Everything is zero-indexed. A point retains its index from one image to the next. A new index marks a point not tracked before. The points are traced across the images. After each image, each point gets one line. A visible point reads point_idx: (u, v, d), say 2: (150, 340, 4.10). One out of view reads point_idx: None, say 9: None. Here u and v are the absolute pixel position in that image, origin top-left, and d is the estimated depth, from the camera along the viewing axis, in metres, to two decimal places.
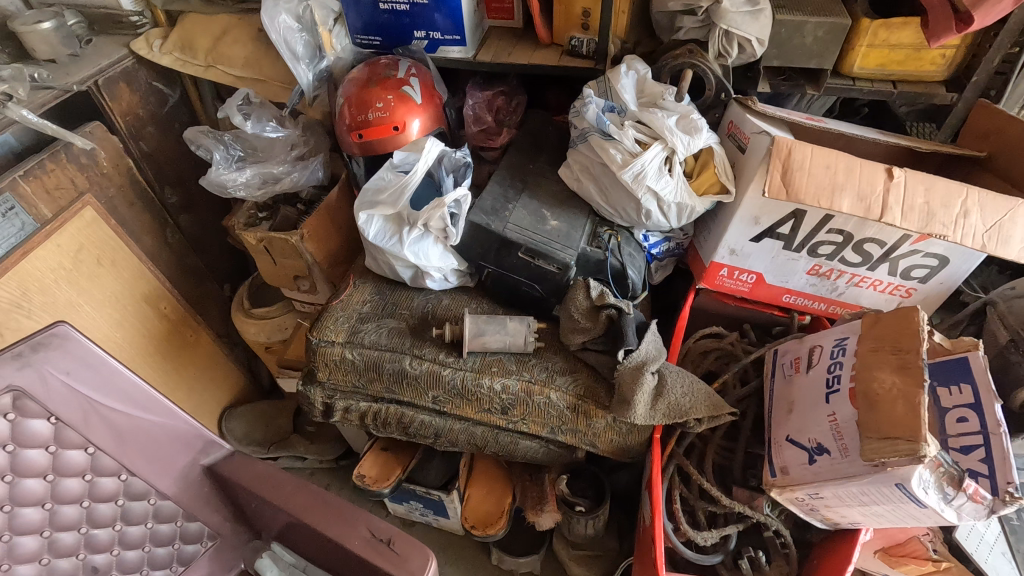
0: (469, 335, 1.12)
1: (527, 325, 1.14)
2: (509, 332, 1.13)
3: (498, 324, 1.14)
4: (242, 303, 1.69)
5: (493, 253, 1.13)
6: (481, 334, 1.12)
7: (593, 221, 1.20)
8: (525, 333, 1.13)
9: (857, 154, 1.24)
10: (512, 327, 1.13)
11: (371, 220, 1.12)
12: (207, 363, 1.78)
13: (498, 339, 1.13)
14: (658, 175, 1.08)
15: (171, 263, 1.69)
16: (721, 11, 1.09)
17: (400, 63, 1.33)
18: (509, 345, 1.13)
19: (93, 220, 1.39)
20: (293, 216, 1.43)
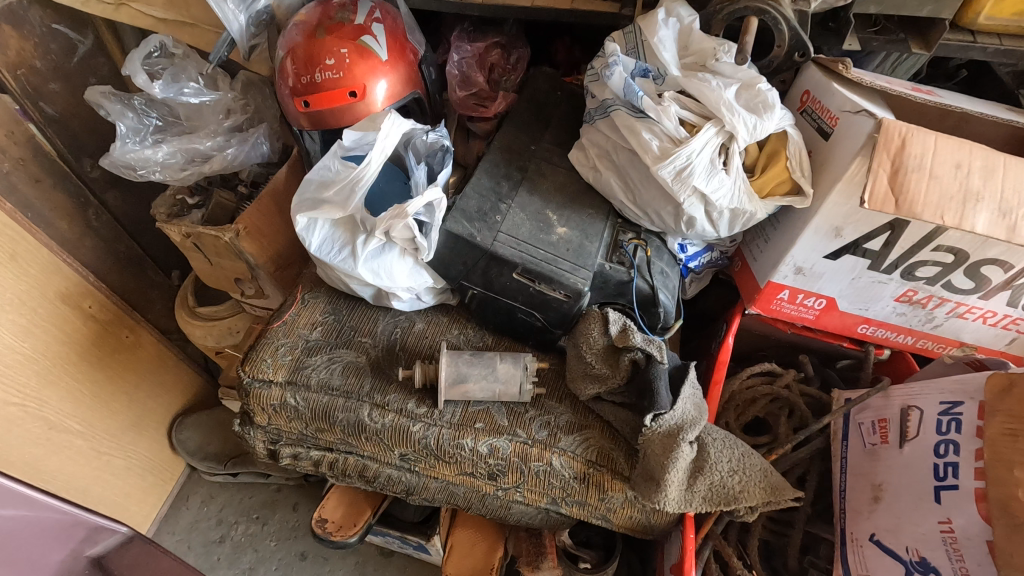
0: (445, 382, 0.84)
1: (524, 367, 0.86)
2: (499, 377, 0.85)
3: (484, 365, 0.86)
4: (186, 300, 1.41)
5: (478, 271, 0.84)
6: (464, 379, 0.85)
7: (613, 225, 0.90)
8: (521, 378, 0.86)
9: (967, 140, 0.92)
10: (502, 370, 0.85)
11: (314, 226, 0.83)
12: (150, 366, 1.51)
13: (484, 386, 0.85)
14: (709, 170, 0.77)
15: (98, 252, 1.40)
16: None
17: (360, 4, 1.00)
18: (498, 393, 0.85)
19: None
20: (231, 203, 1.13)
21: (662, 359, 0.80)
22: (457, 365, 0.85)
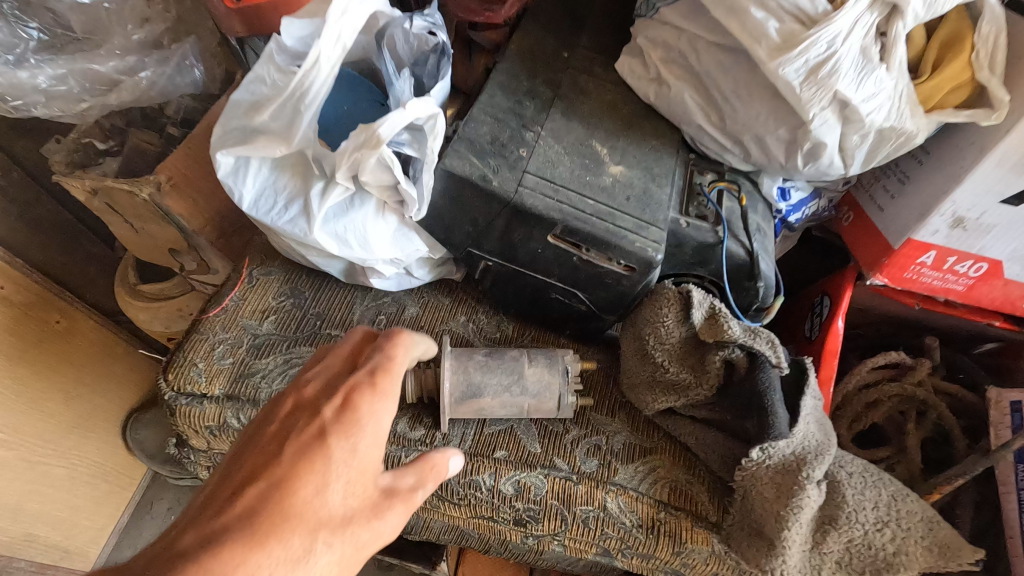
0: (449, 399, 0.57)
1: (565, 370, 0.60)
2: (528, 388, 0.59)
3: (505, 372, 0.59)
4: (126, 276, 1.07)
5: (494, 233, 0.56)
6: (477, 393, 0.58)
7: (685, 163, 0.63)
8: (560, 385, 0.59)
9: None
10: (532, 378, 0.59)
11: (247, 170, 0.55)
12: (95, 357, 1.03)
13: (505, 401, 0.58)
14: (860, 67, 0.49)
15: None
16: None
17: None
18: (526, 409, 0.59)
19: None
20: (155, 149, 0.84)
21: (781, 364, 0.53)
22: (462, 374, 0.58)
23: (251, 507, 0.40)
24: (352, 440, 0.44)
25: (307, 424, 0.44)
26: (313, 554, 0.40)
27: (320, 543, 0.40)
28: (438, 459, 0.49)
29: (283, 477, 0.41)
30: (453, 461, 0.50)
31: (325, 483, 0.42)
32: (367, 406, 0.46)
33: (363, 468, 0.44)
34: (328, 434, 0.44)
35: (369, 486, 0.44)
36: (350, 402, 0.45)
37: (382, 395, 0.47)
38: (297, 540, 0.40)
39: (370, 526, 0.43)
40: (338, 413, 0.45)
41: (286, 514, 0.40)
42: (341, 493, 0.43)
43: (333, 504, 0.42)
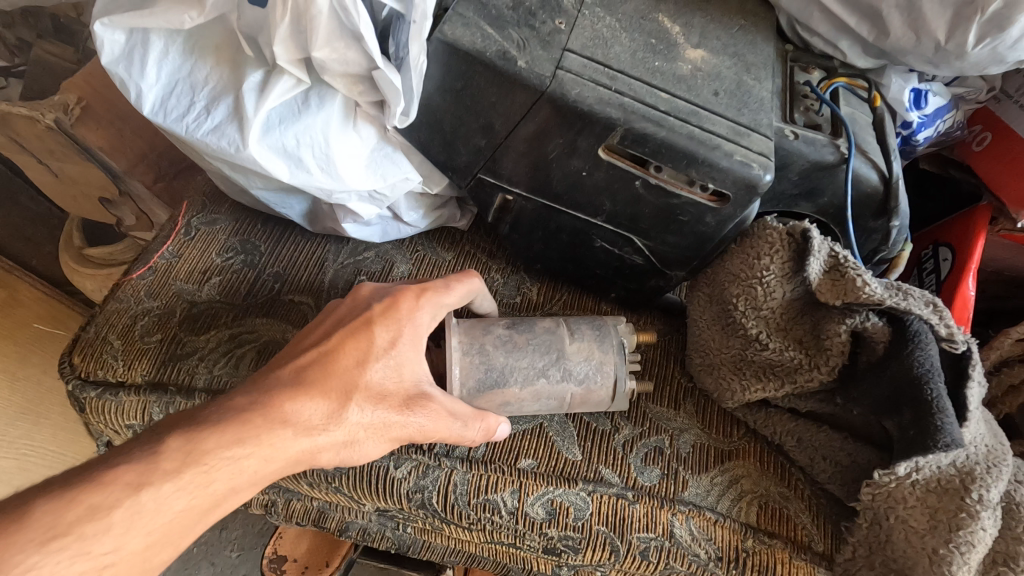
0: (458, 391, 0.40)
1: (622, 343, 0.43)
2: (571, 371, 0.41)
3: (538, 350, 0.41)
4: (70, 240, 0.79)
5: (518, 154, 0.39)
6: (501, 382, 0.40)
7: (784, 54, 0.44)
8: (617, 364, 0.42)
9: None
10: (575, 357, 0.42)
11: (146, 54, 0.36)
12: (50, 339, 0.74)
13: (542, 391, 0.41)
14: None
15: None
16: None
17: None
18: (568, 400, 0.42)
19: None
20: (66, 65, 0.64)
21: (954, 337, 0.36)
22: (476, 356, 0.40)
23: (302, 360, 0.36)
24: (396, 335, 0.37)
25: (360, 300, 0.38)
26: (352, 417, 0.35)
27: (358, 405, 0.35)
28: (491, 420, 0.39)
29: (328, 349, 0.36)
30: (500, 427, 0.39)
31: (371, 354, 0.36)
32: (413, 308, 0.38)
33: (405, 366, 0.37)
34: (376, 318, 0.37)
35: (418, 370, 0.37)
36: (395, 300, 0.37)
37: (429, 307, 0.38)
38: (337, 404, 0.35)
39: (409, 411, 0.36)
40: (386, 303, 0.37)
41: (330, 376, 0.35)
42: (389, 371, 0.36)
43: (377, 380, 0.36)
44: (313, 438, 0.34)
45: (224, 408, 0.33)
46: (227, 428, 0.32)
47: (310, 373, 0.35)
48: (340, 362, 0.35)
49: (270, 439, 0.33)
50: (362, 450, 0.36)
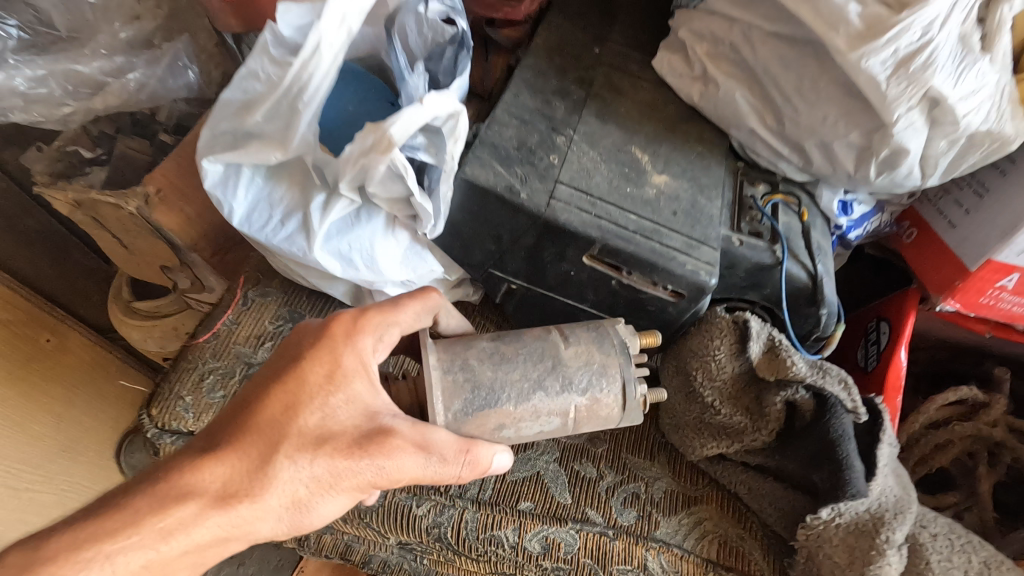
0: (447, 415, 0.40)
1: (625, 345, 0.44)
2: (571, 380, 0.42)
3: (531, 358, 0.42)
4: (119, 293, 0.90)
5: (521, 258, 0.50)
6: (491, 402, 0.40)
7: (735, 171, 0.55)
8: (621, 368, 0.43)
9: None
10: (574, 363, 0.42)
11: (237, 181, 0.47)
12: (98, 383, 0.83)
13: (539, 407, 0.41)
14: (960, 58, 0.41)
15: None
16: None
17: None
18: (572, 416, 0.42)
19: None
20: (143, 157, 0.76)
21: (858, 410, 0.45)
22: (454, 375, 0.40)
23: (224, 423, 0.36)
24: (326, 381, 0.37)
25: (294, 344, 0.39)
26: (277, 475, 0.35)
27: (289, 463, 0.35)
28: (480, 452, 0.39)
29: (247, 404, 0.36)
30: (489, 458, 0.40)
31: (298, 408, 0.36)
32: (350, 339, 0.38)
33: (331, 417, 0.36)
34: (302, 359, 0.37)
35: (372, 404, 0.38)
36: (329, 331, 0.38)
37: (373, 329, 0.39)
38: (258, 466, 0.35)
39: (359, 452, 0.36)
40: (318, 335, 0.38)
41: (253, 438, 0.35)
42: (320, 415, 0.36)
43: (309, 426, 0.36)
44: (225, 507, 0.34)
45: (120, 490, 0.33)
46: (109, 517, 0.32)
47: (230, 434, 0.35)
48: (264, 422, 0.35)
49: (169, 517, 0.33)
50: (309, 509, 0.36)
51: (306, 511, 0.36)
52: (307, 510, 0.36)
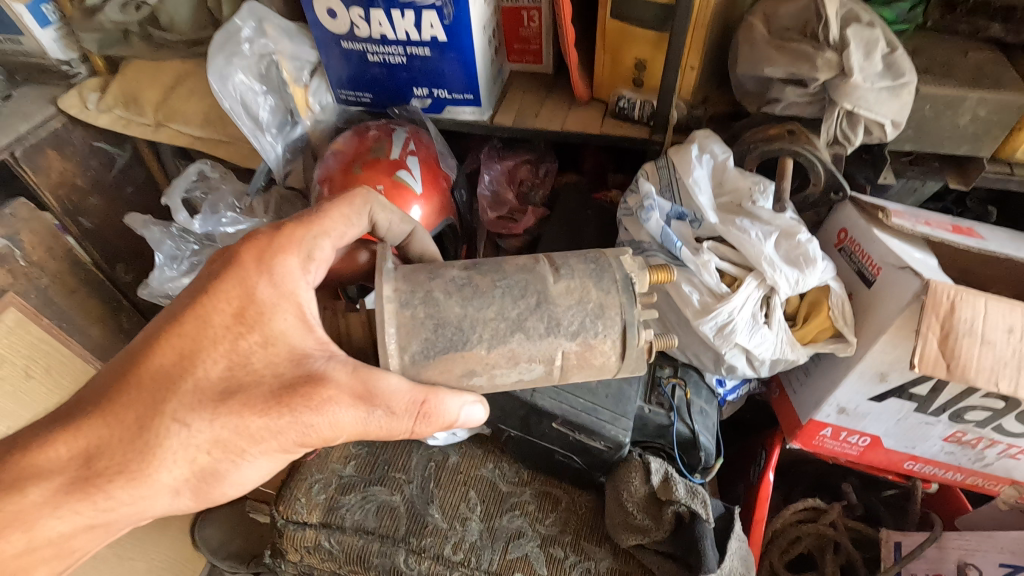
0: (410, 359, 0.56)
1: (629, 279, 0.59)
2: (557, 321, 0.57)
3: (519, 300, 0.57)
4: None
5: (517, 419, 0.84)
6: (464, 342, 0.56)
7: (650, 360, 0.89)
8: (624, 312, 0.58)
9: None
10: (563, 305, 0.57)
11: None
12: None
13: (531, 356, 0.56)
14: (751, 326, 0.77)
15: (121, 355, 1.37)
16: (847, 85, 0.74)
17: (394, 133, 1.01)
18: (558, 361, 0.58)
19: (16, 323, 1.06)
20: None
21: (709, 518, 0.78)
22: (425, 318, 0.56)
23: (86, 407, 0.56)
24: (212, 347, 0.56)
25: (187, 313, 0.58)
26: (190, 431, 0.55)
27: (185, 429, 0.55)
28: (446, 399, 0.56)
29: (144, 368, 0.56)
30: (465, 408, 0.58)
31: (195, 370, 0.56)
32: (260, 283, 0.58)
33: (213, 377, 0.56)
34: (204, 311, 0.57)
35: (293, 345, 0.57)
36: (214, 296, 0.58)
37: (293, 260, 0.60)
38: (119, 441, 0.54)
39: (278, 399, 0.55)
40: (217, 295, 0.58)
41: (142, 396, 0.55)
42: (219, 364, 0.56)
43: (214, 373, 0.56)
44: (68, 477, 0.54)
45: (16, 460, 0.55)
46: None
47: (89, 416, 0.55)
48: (150, 381, 0.55)
49: (36, 486, 0.54)
50: (223, 464, 0.56)
51: (220, 484, 0.57)
52: (221, 482, 0.57)
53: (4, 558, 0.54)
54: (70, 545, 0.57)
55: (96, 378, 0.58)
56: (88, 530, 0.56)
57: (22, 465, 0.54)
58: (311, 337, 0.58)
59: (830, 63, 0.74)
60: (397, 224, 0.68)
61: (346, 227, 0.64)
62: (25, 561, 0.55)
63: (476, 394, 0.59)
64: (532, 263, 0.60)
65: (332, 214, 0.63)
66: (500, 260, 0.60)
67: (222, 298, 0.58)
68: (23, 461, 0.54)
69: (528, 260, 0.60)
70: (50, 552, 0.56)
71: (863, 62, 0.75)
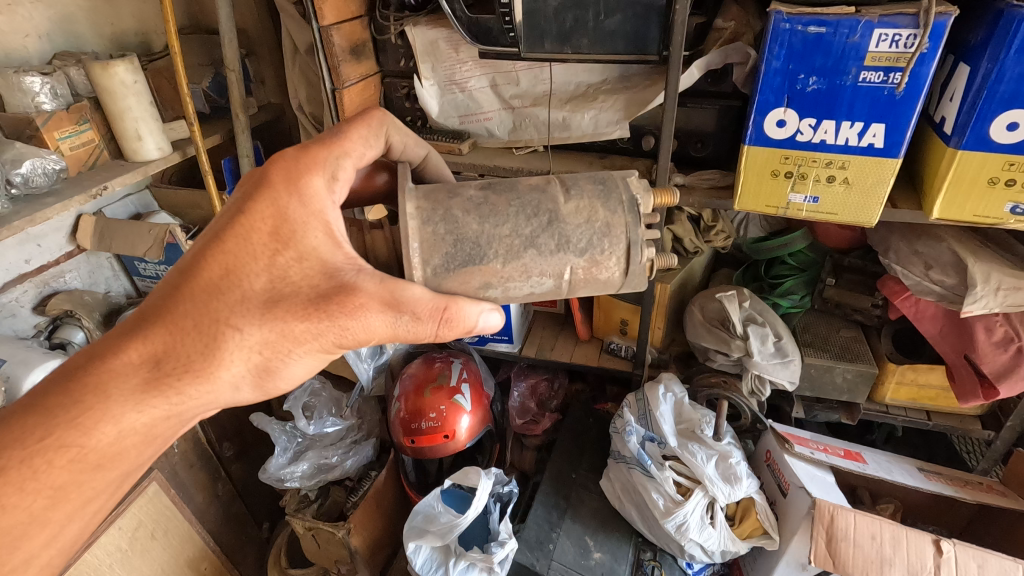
0: (426, 267, 0.63)
1: (635, 199, 0.66)
2: (568, 238, 0.63)
3: (528, 218, 0.63)
4: (279, 560, 1.58)
5: None
6: (476, 258, 0.63)
7: (635, 544, 1.21)
8: (629, 231, 0.64)
9: (897, 493, 1.25)
10: (572, 222, 0.64)
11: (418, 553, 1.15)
12: None
13: (542, 270, 0.63)
14: (700, 524, 1.11)
15: (218, 518, 1.58)
16: (753, 361, 1.17)
17: (452, 366, 1.41)
18: (566, 277, 0.64)
19: (156, 493, 1.33)
20: (342, 499, 1.49)
21: None
22: (446, 234, 0.63)
23: (150, 318, 0.60)
24: (257, 259, 0.62)
25: (227, 231, 0.62)
26: (246, 332, 0.60)
27: (238, 333, 0.60)
28: (463, 307, 0.62)
29: (196, 280, 0.61)
30: (480, 316, 0.64)
31: (241, 283, 0.61)
32: (293, 202, 0.63)
33: (265, 281, 0.61)
34: (241, 228, 0.62)
35: (324, 257, 0.63)
36: (253, 208, 0.63)
37: (319, 182, 0.65)
38: (183, 345, 0.59)
39: (320, 299, 0.60)
40: (257, 208, 0.63)
41: (196, 304, 0.60)
42: (263, 277, 0.61)
43: (257, 283, 0.61)
44: (142, 377, 0.58)
45: (78, 376, 0.57)
46: (64, 394, 0.56)
47: (155, 324, 0.60)
48: (202, 290, 0.60)
49: (110, 390, 0.57)
50: (279, 358, 0.61)
51: (274, 379, 0.62)
52: (275, 377, 0.62)
53: (90, 453, 0.57)
54: (154, 437, 0.60)
55: (150, 299, 0.63)
56: (165, 422, 0.60)
57: (86, 377, 0.57)
58: (341, 253, 0.64)
59: (739, 346, 1.17)
60: (410, 146, 0.78)
61: (365, 148, 0.71)
62: (113, 452, 0.58)
63: (493, 303, 0.66)
64: (545, 184, 0.66)
65: (350, 137, 0.69)
66: (516, 182, 0.67)
67: (257, 218, 0.63)
68: (100, 371, 0.58)
69: (541, 183, 0.67)
70: (139, 444, 0.59)
71: (761, 346, 1.17)
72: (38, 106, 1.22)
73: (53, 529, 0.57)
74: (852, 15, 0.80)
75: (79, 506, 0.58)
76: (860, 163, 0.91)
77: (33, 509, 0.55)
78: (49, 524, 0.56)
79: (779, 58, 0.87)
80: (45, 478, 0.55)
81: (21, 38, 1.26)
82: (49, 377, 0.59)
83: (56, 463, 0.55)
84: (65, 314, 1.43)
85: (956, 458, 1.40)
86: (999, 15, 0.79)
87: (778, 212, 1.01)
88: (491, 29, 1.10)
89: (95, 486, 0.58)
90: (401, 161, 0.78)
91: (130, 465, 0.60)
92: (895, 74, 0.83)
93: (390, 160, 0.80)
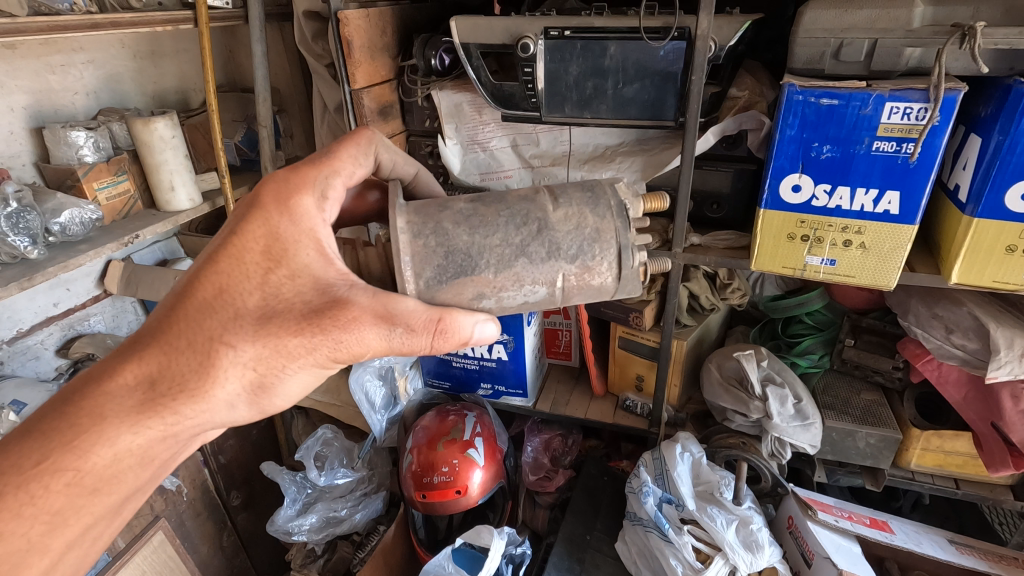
0: (417, 281, 0.64)
1: (623, 205, 0.66)
2: (558, 247, 0.63)
3: (514, 228, 0.64)
4: None
5: None
6: (467, 271, 0.64)
7: None
8: (619, 235, 0.64)
9: (927, 566, 1.20)
10: (560, 229, 0.64)
11: None
12: None
13: (534, 278, 0.64)
14: None
15: (220, 570, 1.55)
16: (772, 423, 1.15)
17: (466, 420, 1.39)
18: (558, 287, 0.65)
19: (161, 542, 1.31)
20: (348, 555, 1.45)
21: None
22: (436, 246, 0.64)
23: (144, 339, 0.61)
24: (248, 278, 0.63)
25: (219, 252, 0.64)
26: (239, 349, 0.61)
27: (232, 350, 0.61)
28: (453, 320, 0.62)
29: (189, 302, 0.62)
30: (476, 332, 0.65)
31: (234, 301, 0.62)
32: (285, 221, 0.65)
33: (257, 299, 0.62)
34: (233, 247, 0.63)
35: (317, 273, 0.64)
36: (244, 228, 0.64)
37: (309, 201, 0.66)
38: (176, 365, 0.60)
39: (313, 314, 0.61)
40: (250, 228, 0.64)
41: (191, 324, 0.61)
42: (256, 295, 0.63)
43: (249, 302, 0.62)
44: (136, 398, 0.58)
45: (71, 401, 0.57)
46: (58, 419, 0.56)
47: (148, 345, 0.61)
48: (195, 310, 0.61)
49: (102, 414, 0.57)
50: (272, 373, 0.62)
51: (270, 395, 0.63)
52: (271, 393, 0.63)
53: (86, 477, 0.56)
54: (151, 458, 0.60)
55: (145, 322, 0.64)
56: (161, 444, 0.60)
57: (79, 400, 0.57)
58: (333, 269, 0.65)
59: (758, 407, 1.16)
60: (399, 164, 0.79)
61: (354, 167, 0.72)
62: (109, 475, 0.57)
63: (488, 314, 0.66)
64: (534, 194, 0.67)
65: (340, 156, 0.71)
66: (504, 194, 0.68)
67: (250, 238, 0.64)
68: (95, 393, 0.58)
69: (530, 193, 0.67)
70: (134, 466, 0.59)
71: (780, 407, 1.16)
72: (80, 158, 1.27)
73: (53, 556, 0.56)
74: (863, 89, 0.83)
75: (78, 532, 0.57)
76: (876, 229, 0.92)
77: (31, 535, 0.54)
78: (48, 552, 0.56)
79: (793, 127, 0.90)
80: (42, 503, 0.54)
81: (69, 96, 1.34)
82: (42, 405, 0.59)
83: (54, 488, 0.55)
84: (87, 357, 1.46)
85: (989, 532, 1.34)
86: (1007, 92, 0.81)
87: (795, 273, 1.01)
88: (513, 94, 1.14)
89: (93, 512, 0.58)
90: (391, 177, 0.80)
91: (128, 489, 0.60)
92: (908, 144, 0.85)
93: (380, 179, 0.83)
